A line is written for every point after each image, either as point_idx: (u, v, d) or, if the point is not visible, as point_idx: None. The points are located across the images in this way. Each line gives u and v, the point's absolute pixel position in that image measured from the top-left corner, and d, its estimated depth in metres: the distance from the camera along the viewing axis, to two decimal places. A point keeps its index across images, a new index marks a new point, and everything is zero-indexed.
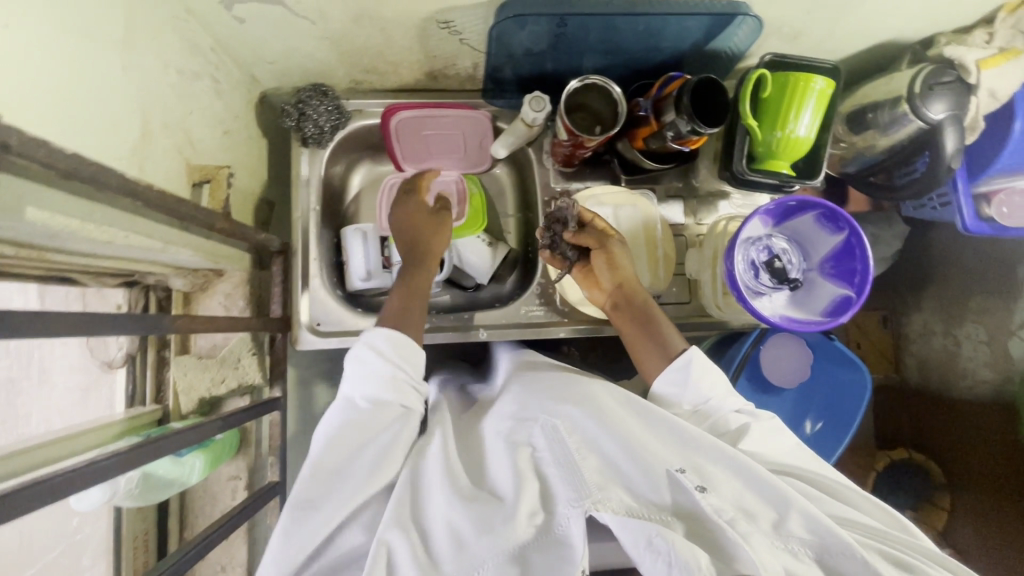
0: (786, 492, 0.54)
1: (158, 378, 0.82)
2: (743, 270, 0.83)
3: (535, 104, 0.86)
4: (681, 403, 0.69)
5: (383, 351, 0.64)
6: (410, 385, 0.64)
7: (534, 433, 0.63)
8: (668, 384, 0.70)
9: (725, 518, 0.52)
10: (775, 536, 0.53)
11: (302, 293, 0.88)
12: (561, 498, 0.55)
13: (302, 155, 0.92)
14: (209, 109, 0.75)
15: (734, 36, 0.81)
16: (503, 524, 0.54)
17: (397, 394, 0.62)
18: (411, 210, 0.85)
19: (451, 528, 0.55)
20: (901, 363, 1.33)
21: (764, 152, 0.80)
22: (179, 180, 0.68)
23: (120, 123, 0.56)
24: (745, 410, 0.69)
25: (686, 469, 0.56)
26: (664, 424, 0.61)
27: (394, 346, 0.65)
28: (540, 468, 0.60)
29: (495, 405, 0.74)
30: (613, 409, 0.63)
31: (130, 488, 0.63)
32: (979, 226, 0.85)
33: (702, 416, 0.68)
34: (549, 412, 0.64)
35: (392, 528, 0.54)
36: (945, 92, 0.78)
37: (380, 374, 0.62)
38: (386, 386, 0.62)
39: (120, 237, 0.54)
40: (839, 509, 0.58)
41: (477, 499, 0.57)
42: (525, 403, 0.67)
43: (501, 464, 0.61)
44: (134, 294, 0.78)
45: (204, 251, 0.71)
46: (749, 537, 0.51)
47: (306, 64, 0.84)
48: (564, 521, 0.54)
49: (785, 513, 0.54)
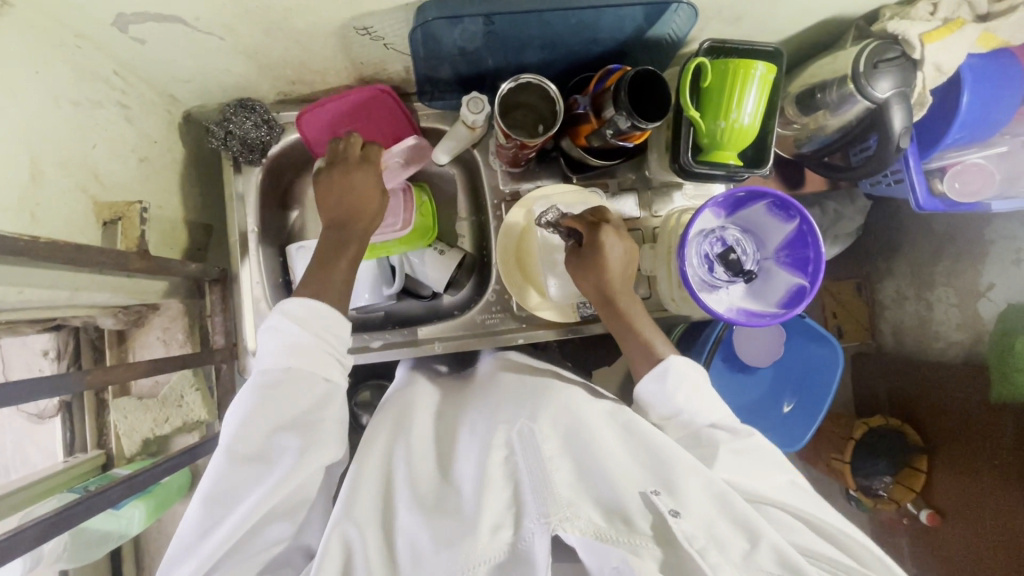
0: (759, 528, 0.57)
1: (100, 421, 0.78)
2: (697, 264, 0.81)
3: (473, 106, 0.82)
4: (660, 409, 0.73)
5: (301, 319, 0.64)
6: (331, 357, 0.64)
7: (512, 438, 0.64)
8: (649, 386, 0.74)
9: (694, 545, 0.53)
10: (741, 566, 0.54)
11: (248, 316, 0.85)
12: (529, 512, 0.57)
13: (235, 175, 0.88)
14: (118, 138, 0.70)
15: (672, 22, 0.77)
16: (465, 539, 0.56)
17: (319, 364, 0.63)
18: (337, 176, 0.75)
19: (411, 544, 0.58)
20: (877, 329, 1.36)
21: (710, 142, 0.77)
22: (86, 221, 0.64)
23: (4, 171, 0.52)
24: (722, 424, 0.72)
25: (661, 491, 0.58)
26: (647, 448, 0.64)
27: (303, 312, 0.64)
28: (512, 475, 0.61)
29: (471, 411, 0.75)
30: (591, 426, 0.65)
31: (60, 549, 0.61)
32: (932, 203, 0.83)
33: (680, 426, 0.72)
34: (526, 419, 0.66)
35: (342, 521, 0.59)
36: (890, 69, 0.75)
37: (297, 344, 0.62)
38: (301, 353, 0.62)
39: (11, 294, 0.50)
40: (807, 544, 0.61)
41: (442, 511, 0.60)
42: (508, 408, 0.70)
43: (473, 473, 0.63)
44: (62, 337, 0.76)
45: (127, 291, 0.68)
46: (715, 568, 0.52)
47: (226, 79, 0.80)
48: (529, 536, 0.55)
49: (755, 544, 0.56)
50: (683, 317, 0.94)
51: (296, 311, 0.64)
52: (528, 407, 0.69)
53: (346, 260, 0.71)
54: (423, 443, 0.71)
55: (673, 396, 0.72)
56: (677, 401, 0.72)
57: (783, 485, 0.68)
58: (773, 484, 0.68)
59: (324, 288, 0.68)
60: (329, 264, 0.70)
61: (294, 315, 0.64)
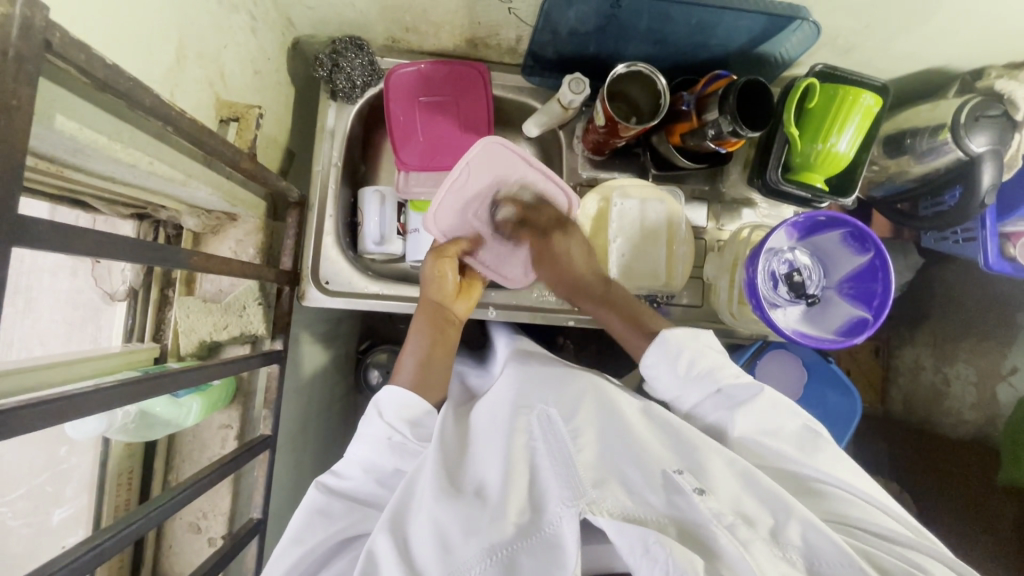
0: (787, 500, 0.55)
1: (160, 317, 0.80)
2: (763, 282, 0.82)
3: (574, 86, 0.83)
4: (663, 386, 0.71)
5: (388, 416, 0.68)
6: (411, 448, 0.68)
7: (532, 422, 0.66)
8: (651, 365, 0.71)
9: (723, 522, 0.52)
10: (773, 544, 0.52)
11: (313, 247, 0.88)
12: (554, 498, 0.56)
13: (330, 108, 0.90)
14: (243, 46, 0.72)
15: (786, 42, 0.78)
16: (491, 522, 0.55)
17: (397, 459, 0.68)
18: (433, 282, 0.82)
19: (439, 532, 0.56)
20: (888, 395, 1.32)
21: (801, 163, 0.79)
22: (208, 113, 0.67)
23: (156, 45, 0.54)
24: (727, 389, 0.66)
25: (684, 472, 0.57)
26: (670, 431, 0.63)
27: (399, 404, 0.68)
28: (533, 459, 0.62)
29: (489, 394, 0.77)
30: (614, 413, 0.66)
31: (126, 422, 0.65)
32: (1001, 264, 0.85)
33: (692, 396, 0.69)
34: (547, 404, 0.68)
35: (382, 533, 0.57)
36: (988, 125, 0.77)
37: (377, 438, 0.67)
38: (383, 450, 0.67)
39: (144, 162, 0.52)
40: (836, 508, 0.59)
41: (463, 498, 0.59)
42: (525, 390, 0.71)
43: (497, 462, 0.62)
44: (144, 228, 0.75)
45: (224, 192, 0.69)
46: (748, 545, 0.50)
47: (346, 13, 0.82)
48: (556, 520, 0.55)
49: (784, 521, 0.53)
50: (730, 331, 0.96)
51: (390, 403, 0.69)
52: (547, 391, 0.70)
53: (448, 354, 0.78)
54: (451, 424, 0.71)
55: (677, 367, 0.68)
56: (681, 373, 0.69)
57: (793, 435, 0.64)
58: (787, 437, 0.64)
59: (426, 381, 0.74)
60: (431, 361, 0.76)
61: (386, 402, 0.69)
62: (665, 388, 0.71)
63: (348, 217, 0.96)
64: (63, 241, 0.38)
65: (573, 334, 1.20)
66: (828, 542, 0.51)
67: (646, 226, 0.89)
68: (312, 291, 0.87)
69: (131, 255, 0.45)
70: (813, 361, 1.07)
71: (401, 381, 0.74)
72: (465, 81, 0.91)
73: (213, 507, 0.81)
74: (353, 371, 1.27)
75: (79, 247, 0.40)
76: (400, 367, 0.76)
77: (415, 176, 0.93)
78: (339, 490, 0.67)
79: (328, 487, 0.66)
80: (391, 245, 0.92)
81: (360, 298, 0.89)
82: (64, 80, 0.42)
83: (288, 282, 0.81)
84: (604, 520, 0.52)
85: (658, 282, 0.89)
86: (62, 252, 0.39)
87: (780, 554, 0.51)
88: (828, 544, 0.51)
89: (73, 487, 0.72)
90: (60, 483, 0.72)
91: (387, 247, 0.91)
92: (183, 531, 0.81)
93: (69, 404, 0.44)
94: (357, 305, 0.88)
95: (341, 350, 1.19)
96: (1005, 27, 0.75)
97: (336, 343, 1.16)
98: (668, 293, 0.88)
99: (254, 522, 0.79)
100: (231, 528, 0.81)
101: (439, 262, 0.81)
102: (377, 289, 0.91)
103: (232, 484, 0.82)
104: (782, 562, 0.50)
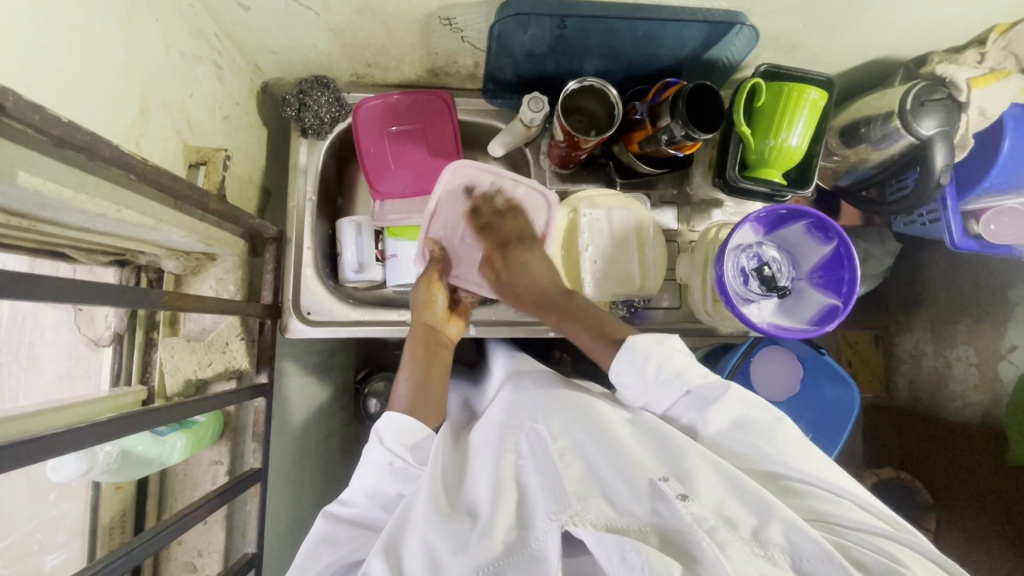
0: (769, 502, 0.54)
1: (145, 359, 0.82)
2: (734, 277, 0.83)
3: (533, 105, 0.85)
4: (634, 391, 0.70)
5: (386, 437, 0.67)
6: (407, 474, 0.66)
7: (520, 442, 0.65)
8: (621, 370, 0.70)
9: (704, 526, 0.51)
10: (754, 545, 0.51)
11: (294, 280, 0.90)
12: (541, 513, 0.55)
13: (301, 145, 0.93)
14: (209, 93, 0.76)
15: (731, 46, 0.81)
16: (478, 541, 0.54)
17: (401, 484, 0.66)
18: (423, 300, 0.84)
19: (429, 551, 0.55)
20: (892, 383, 1.32)
21: (757, 159, 0.81)
22: (176, 160, 0.70)
23: (119, 101, 0.57)
24: (697, 391, 0.66)
25: (670, 478, 0.56)
26: (658, 438, 0.62)
27: (398, 428, 0.68)
28: (521, 477, 0.61)
29: (484, 412, 0.76)
30: (598, 421, 0.65)
31: (108, 462, 0.67)
32: (967, 242, 0.87)
33: (659, 398, 0.68)
34: (535, 422, 0.67)
35: (376, 556, 0.56)
36: (935, 109, 0.78)
37: (378, 463, 0.66)
38: (385, 474, 0.66)
39: (113, 211, 0.55)
40: (813, 506, 0.58)
41: (455, 517, 0.58)
42: (515, 411, 0.70)
43: (485, 480, 0.61)
44: (126, 274, 0.78)
45: (199, 232, 0.72)
46: (726, 547, 0.49)
47: (309, 54, 0.86)
48: (542, 536, 0.54)
49: (766, 520, 0.53)
50: (711, 329, 0.97)
51: (390, 427, 0.68)
52: (537, 407, 0.69)
53: (444, 375, 0.79)
54: (447, 444, 0.70)
55: (644, 372, 0.68)
56: (651, 377, 0.68)
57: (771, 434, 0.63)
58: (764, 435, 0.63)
59: (425, 401, 0.73)
60: (429, 383, 0.75)
61: (386, 427, 0.68)
62: (638, 392, 0.70)
63: (328, 248, 0.99)
64: (24, 287, 0.40)
65: (567, 347, 1.19)
66: (809, 540, 0.51)
67: (618, 233, 0.90)
68: (294, 323, 0.89)
69: (99, 297, 0.48)
70: (805, 354, 1.07)
71: (399, 406, 0.72)
72: (429, 108, 0.94)
73: (208, 544, 0.81)
74: (352, 401, 1.28)
75: (41, 293, 0.42)
76: (395, 395, 0.75)
77: (391, 204, 0.95)
78: (346, 517, 0.66)
79: (334, 515, 0.66)
80: (370, 271, 0.94)
81: (342, 326, 0.91)
82: (23, 140, 0.45)
83: (269, 316, 0.83)
84: (584, 531, 0.51)
85: (633, 287, 0.90)
86: (28, 298, 0.41)
87: (760, 553, 0.51)
88: (810, 542, 0.51)
89: (65, 532, 0.74)
90: (52, 529, 0.73)
91: (366, 274, 0.94)
92: (180, 570, 0.82)
93: (45, 443, 0.45)
94: (339, 332, 0.90)
95: (338, 381, 1.20)
96: (936, 15, 0.78)
97: (331, 375, 1.17)
98: (642, 297, 0.90)
99: (249, 557, 0.80)
100: (226, 564, 0.81)
101: (427, 287, 0.85)
102: (358, 316, 0.92)
103: (226, 519, 0.82)
104: (762, 561, 0.50)
